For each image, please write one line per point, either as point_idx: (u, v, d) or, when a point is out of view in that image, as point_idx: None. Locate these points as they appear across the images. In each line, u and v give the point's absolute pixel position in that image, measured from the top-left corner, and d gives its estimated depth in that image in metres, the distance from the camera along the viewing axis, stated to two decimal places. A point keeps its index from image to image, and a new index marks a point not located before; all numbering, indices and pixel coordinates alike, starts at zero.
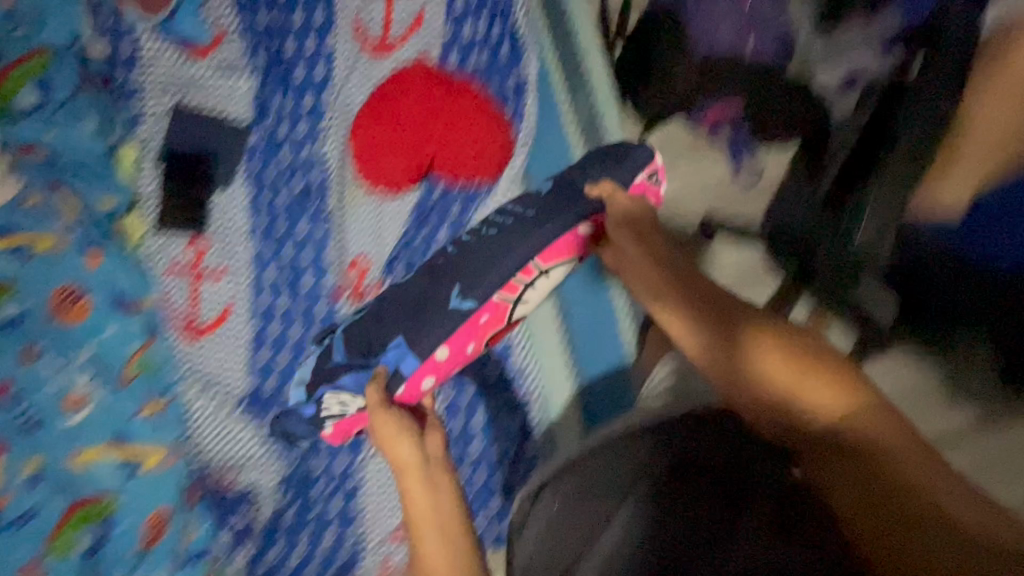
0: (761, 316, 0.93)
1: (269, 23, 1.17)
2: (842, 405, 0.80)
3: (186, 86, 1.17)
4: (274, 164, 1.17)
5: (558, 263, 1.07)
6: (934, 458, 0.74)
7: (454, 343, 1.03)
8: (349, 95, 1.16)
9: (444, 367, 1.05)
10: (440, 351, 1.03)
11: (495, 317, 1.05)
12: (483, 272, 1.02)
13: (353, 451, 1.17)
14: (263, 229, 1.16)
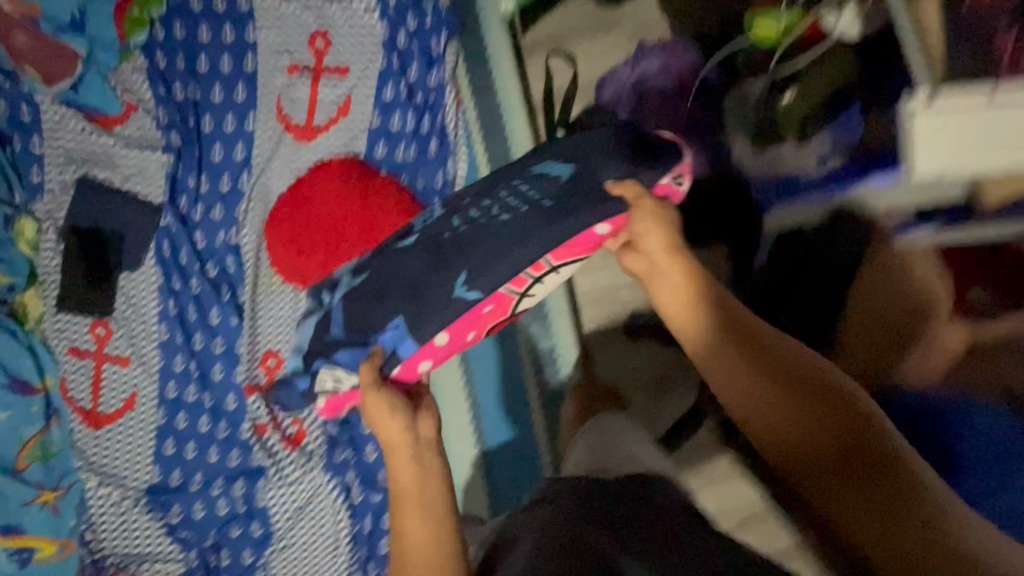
0: (835, 388, 0.70)
1: (186, 99, 1.11)
2: (825, 441, 0.68)
3: (92, 159, 1.11)
4: (186, 248, 1.11)
5: (570, 261, 0.84)
6: (934, 527, 0.60)
7: (455, 327, 0.80)
8: (268, 181, 1.11)
9: (444, 352, 0.82)
10: (440, 336, 0.79)
11: (501, 311, 0.82)
12: (496, 260, 0.78)
13: (255, 547, 1.10)
14: (174, 316, 1.11)
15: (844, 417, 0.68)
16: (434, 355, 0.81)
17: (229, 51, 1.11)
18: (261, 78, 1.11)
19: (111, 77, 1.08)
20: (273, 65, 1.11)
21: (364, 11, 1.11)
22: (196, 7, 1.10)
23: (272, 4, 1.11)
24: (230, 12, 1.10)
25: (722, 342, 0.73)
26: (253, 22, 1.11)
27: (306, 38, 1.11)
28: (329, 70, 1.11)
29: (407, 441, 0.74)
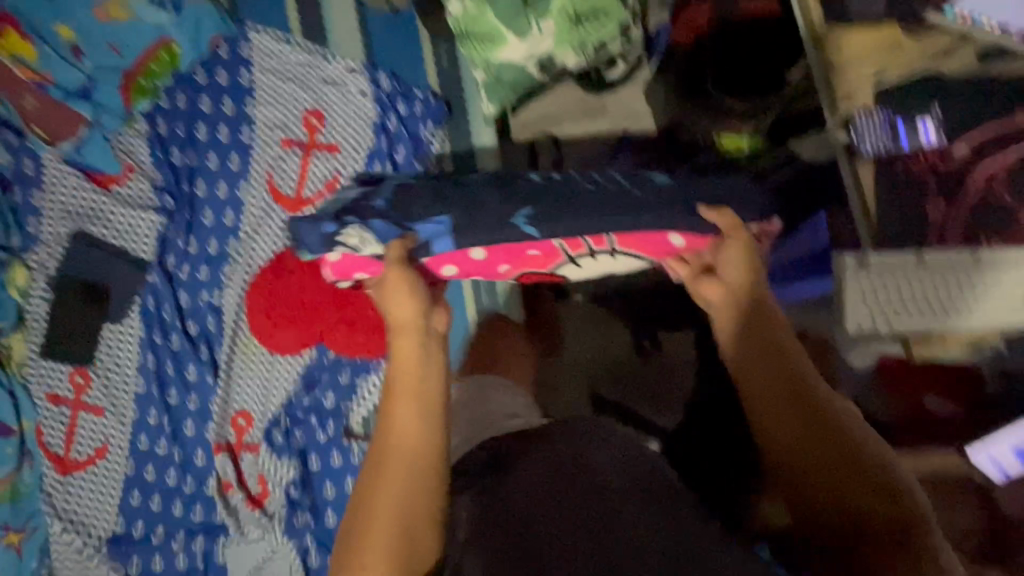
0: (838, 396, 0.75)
1: (182, 164, 1.16)
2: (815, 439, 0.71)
3: (87, 214, 1.15)
4: (170, 305, 1.16)
5: (630, 253, 0.90)
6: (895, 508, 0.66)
7: (496, 250, 0.88)
8: (254, 246, 1.16)
9: (471, 266, 0.92)
10: (476, 251, 0.88)
11: (544, 259, 0.91)
12: (563, 215, 0.84)
13: None
14: (152, 370, 1.15)
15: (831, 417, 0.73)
16: (463, 264, 0.92)
17: (227, 122, 1.17)
18: (255, 150, 1.17)
19: (113, 139, 1.14)
20: (268, 138, 1.17)
21: (358, 93, 1.16)
22: (199, 80, 1.15)
23: (271, 80, 1.16)
24: (230, 86, 1.16)
25: (751, 354, 0.80)
26: (252, 96, 1.17)
27: (301, 114, 1.17)
28: (321, 146, 1.17)
29: (417, 326, 0.88)
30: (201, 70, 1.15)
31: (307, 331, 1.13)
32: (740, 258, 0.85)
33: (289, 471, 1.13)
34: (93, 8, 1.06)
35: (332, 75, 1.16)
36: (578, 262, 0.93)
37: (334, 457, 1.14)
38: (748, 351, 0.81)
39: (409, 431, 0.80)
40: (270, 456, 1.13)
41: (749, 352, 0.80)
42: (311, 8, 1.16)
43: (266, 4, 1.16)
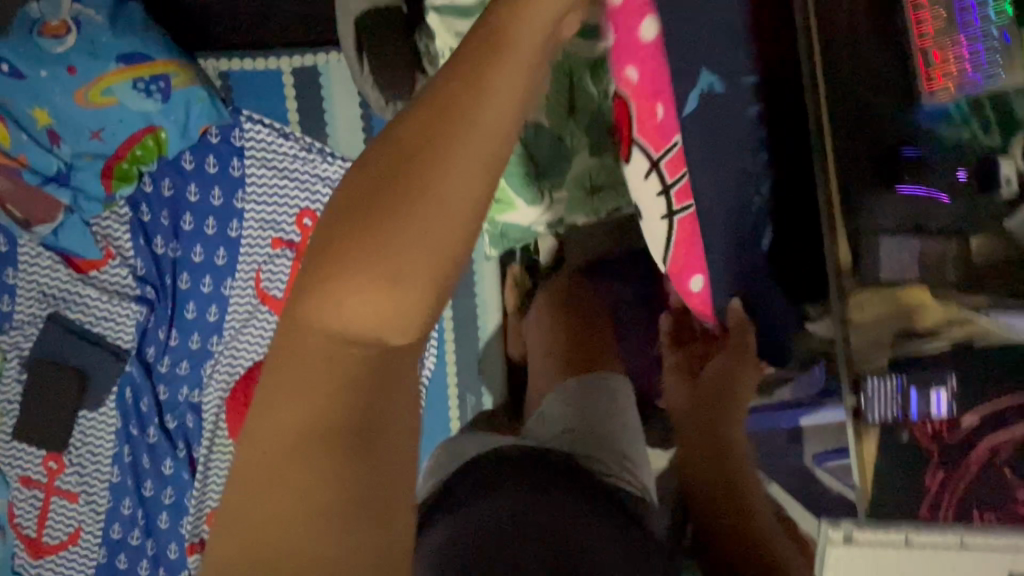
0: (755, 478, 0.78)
1: (166, 255, 1.11)
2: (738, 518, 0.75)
3: (63, 300, 1.11)
4: (147, 399, 1.13)
5: (659, 248, 0.68)
6: None
7: (653, 58, 0.62)
8: (240, 346, 1.12)
9: (632, 43, 0.62)
10: (650, 25, 0.61)
11: (652, 123, 0.63)
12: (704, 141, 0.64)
13: None
14: (128, 461, 1.14)
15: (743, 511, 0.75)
16: (626, 9, 0.61)
17: (215, 215, 1.10)
18: (243, 247, 1.11)
19: (93, 224, 1.09)
20: (257, 237, 1.11)
21: None
22: (187, 169, 1.09)
23: (264, 174, 1.09)
24: (221, 177, 1.09)
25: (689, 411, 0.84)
26: (242, 189, 1.10)
27: (293, 212, 1.10)
28: None
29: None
30: (190, 156, 1.09)
31: None
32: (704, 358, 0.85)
33: None
34: (72, 94, 0.98)
35: (330, 175, 1.09)
36: (647, 174, 0.65)
37: None
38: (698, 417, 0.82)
39: (505, 118, 0.36)
40: None
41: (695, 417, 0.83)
42: (312, 98, 1.08)
43: (262, 89, 1.08)
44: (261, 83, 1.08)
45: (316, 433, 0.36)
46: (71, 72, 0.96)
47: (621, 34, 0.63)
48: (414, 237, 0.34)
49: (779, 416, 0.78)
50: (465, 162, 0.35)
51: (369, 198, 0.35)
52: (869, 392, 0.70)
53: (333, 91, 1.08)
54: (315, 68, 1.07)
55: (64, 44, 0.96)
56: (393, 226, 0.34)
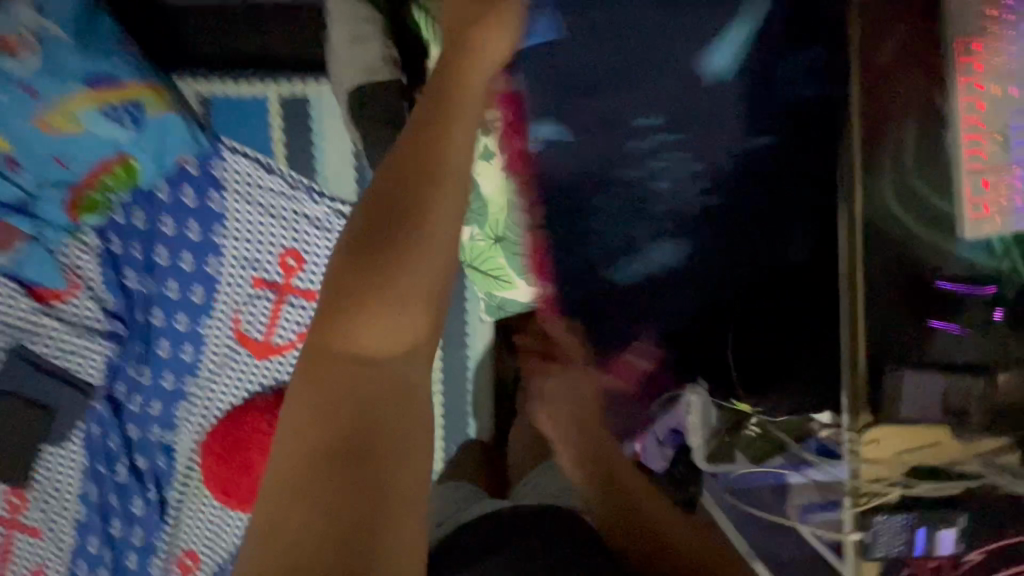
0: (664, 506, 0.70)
1: (137, 290, 1.03)
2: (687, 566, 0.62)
3: (25, 333, 1.03)
4: (116, 438, 1.08)
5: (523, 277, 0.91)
6: None
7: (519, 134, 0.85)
8: (215, 388, 1.07)
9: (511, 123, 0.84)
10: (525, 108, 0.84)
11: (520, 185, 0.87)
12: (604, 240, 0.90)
13: None
14: (95, 499, 1.10)
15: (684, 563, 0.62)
16: (504, 109, 0.84)
17: (191, 250, 1.02)
18: (221, 285, 1.04)
19: (58, 253, 1.00)
20: (237, 275, 1.04)
21: None
22: (162, 199, 1.00)
23: (245, 209, 1.01)
24: (199, 210, 1.01)
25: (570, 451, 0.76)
26: (222, 224, 1.01)
27: (276, 251, 1.03)
28: (297, 291, 1.04)
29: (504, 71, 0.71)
30: (165, 185, 1.00)
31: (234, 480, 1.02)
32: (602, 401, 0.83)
33: None
34: (32, 119, 0.88)
35: (317, 215, 1.02)
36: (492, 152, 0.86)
37: None
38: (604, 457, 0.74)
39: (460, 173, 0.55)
40: None
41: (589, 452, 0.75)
42: (300, 129, 1.00)
43: (247, 117, 1.00)
44: (246, 110, 0.99)
45: (331, 443, 0.45)
46: (30, 94, 0.86)
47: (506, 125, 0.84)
48: (422, 262, 0.51)
49: (750, 479, 0.99)
50: (444, 214, 0.53)
51: (373, 256, 0.50)
52: (876, 527, 0.66)
53: (324, 123, 1.00)
54: (306, 98, 0.99)
55: (19, 61, 0.84)
56: (405, 266, 0.50)
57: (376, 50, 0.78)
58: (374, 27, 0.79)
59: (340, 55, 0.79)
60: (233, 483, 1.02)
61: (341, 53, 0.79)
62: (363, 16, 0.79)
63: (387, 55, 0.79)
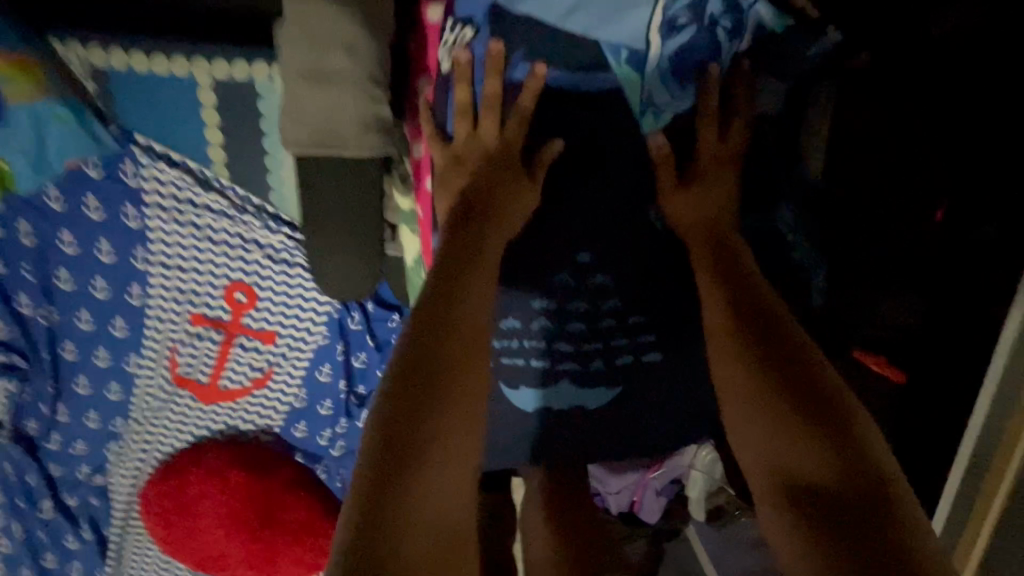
0: (756, 290, 0.58)
1: (36, 320, 0.80)
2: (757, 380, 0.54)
3: None
4: (34, 478, 0.90)
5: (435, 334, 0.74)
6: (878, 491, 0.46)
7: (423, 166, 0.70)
8: (152, 432, 0.89)
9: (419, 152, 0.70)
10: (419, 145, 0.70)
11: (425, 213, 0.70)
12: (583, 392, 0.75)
13: None
14: (19, 535, 0.94)
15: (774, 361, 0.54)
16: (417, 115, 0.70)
17: (104, 275, 0.78)
18: (149, 319, 0.82)
19: None
20: (169, 309, 0.81)
21: (310, 275, 0.80)
22: (53, 209, 0.74)
23: (172, 224, 0.76)
24: (111, 227, 0.76)
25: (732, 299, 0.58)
26: (143, 246, 0.77)
27: (221, 283, 0.80)
28: (248, 331, 0.84)
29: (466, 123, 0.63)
30: (56, 192, 0.73)
31: (190, 548, 0.87)
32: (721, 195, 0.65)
33: None
34: None
35: (271, 244, 0.79)
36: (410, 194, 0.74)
37: None
38: (764, 347, 0.55)
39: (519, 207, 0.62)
40: None
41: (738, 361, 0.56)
42: (242, 124, 0.72)
43: (165, 104, 0.71)
44: (158, 94, 0.70)
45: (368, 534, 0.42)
46: None
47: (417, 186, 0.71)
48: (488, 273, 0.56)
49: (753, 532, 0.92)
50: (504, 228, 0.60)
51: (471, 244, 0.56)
52: None
53: (277, 124, 0.72)
54: (251, 85, 0.70)
55: None
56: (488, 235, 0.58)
57: (351, 104, 0.57)
58: (354, 67, 0.57)
59: (295, 96, 0.57)
60: (177, 547, 0.88)
61: (299, 98, 0.57)
62: (346, 48, 0.56)
63: (367, 115, 0.58)
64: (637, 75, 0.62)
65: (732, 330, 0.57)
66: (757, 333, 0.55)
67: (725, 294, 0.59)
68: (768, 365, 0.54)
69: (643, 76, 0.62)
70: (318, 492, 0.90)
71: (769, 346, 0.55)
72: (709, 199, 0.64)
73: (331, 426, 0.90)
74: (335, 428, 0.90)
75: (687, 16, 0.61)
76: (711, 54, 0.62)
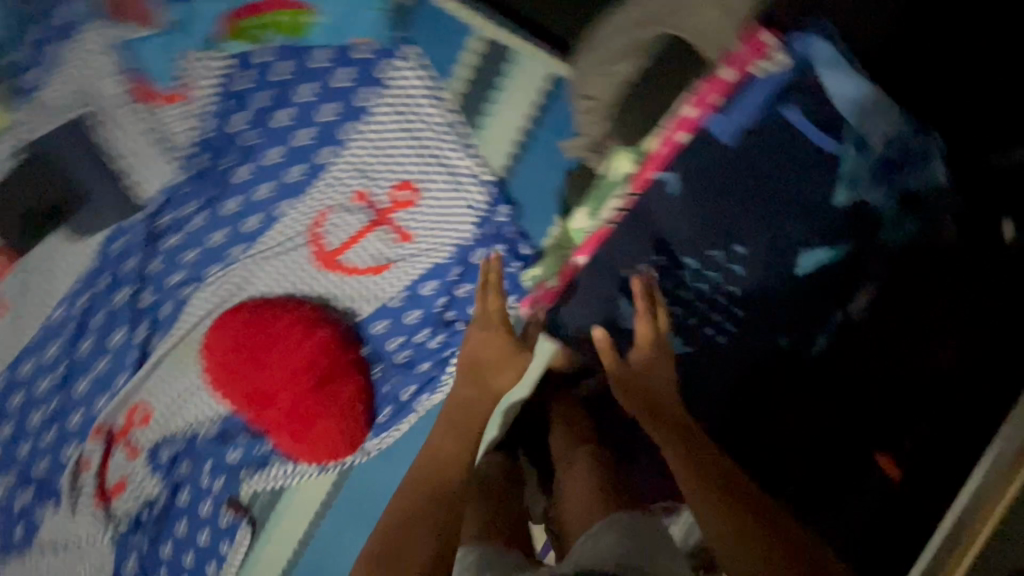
0: (660, 365, 0.83)
1: (238, 137, 0.94)
2: (659, 433, 0.77)
3: (104, 112, 0.93)
4: (135, 262, 0.98)
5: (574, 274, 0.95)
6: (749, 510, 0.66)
7: (683, 125, 0.84)
8: (256, 271, 0.99)
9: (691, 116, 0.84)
10: (688, 109, 0.84)
11: (657, 159, 0.86)
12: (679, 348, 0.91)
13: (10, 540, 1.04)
14: (84, 306, 1.00)
15: (663, 423, 0.77)
16: (711, 83, 0.83)
17: (314, 127, 0.94)
18: (323, 178, 0.95)
19: (180, 57, 0.90)
20: (344, 178, 0.95)
21: (468, 204, 0.95)
22: (314, 64, 0.91)
23: (391, 117, 0.93)
24: (344, 95, 0.92)
25: (663, 420, 0.78)
26: (358, 121, 0.93)
27: (396, 178, 0.95)
28: (392, 225, 0.97)
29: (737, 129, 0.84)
30: (324, 53, 0.91)
31: (245, 381, 0.97)
32: (669, 348, 0.84)
33: (155, 490, 1.05)
34: None
35: (452, 165, 0.94)
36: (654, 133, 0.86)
37: (206, 507, 1.06)
38: (655, 410, 0.79)
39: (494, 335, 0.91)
40: (145, 468, 1.04)
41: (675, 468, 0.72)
42: (487, 72, 0.93)
43: (443, 33, 0.92)
44: (443, 27, 0.92)
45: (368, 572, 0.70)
46: None
47: (669, 131, 0.85)
48: (465, 410, 0.88)
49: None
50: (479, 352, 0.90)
51: (455, 396, 0.89)
52: None
53: (512, 85, 0.93)
54: (511, 50, 0.92)
55: None
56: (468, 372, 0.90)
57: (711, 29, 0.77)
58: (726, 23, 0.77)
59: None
60: (233, 376, 0.98)
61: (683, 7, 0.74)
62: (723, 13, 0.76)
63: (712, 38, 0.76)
64: (857, 153, 0.83)
65: (646, 409, 0.80)
66: (647, 404, 0.80)
67: (627, 375, 0.83)
68: (659, 420, 0.78)
69: (859, 158, 0.83)
70: (368, 390, 0.99)
71: (655, 411, 0.79)
72: (658, 377, 0.82)
73: (411, 334, 1.00)
74: (412, 337, 1.01)
75: (897, 142, 0.81)
76: (911, 164, 0.82)
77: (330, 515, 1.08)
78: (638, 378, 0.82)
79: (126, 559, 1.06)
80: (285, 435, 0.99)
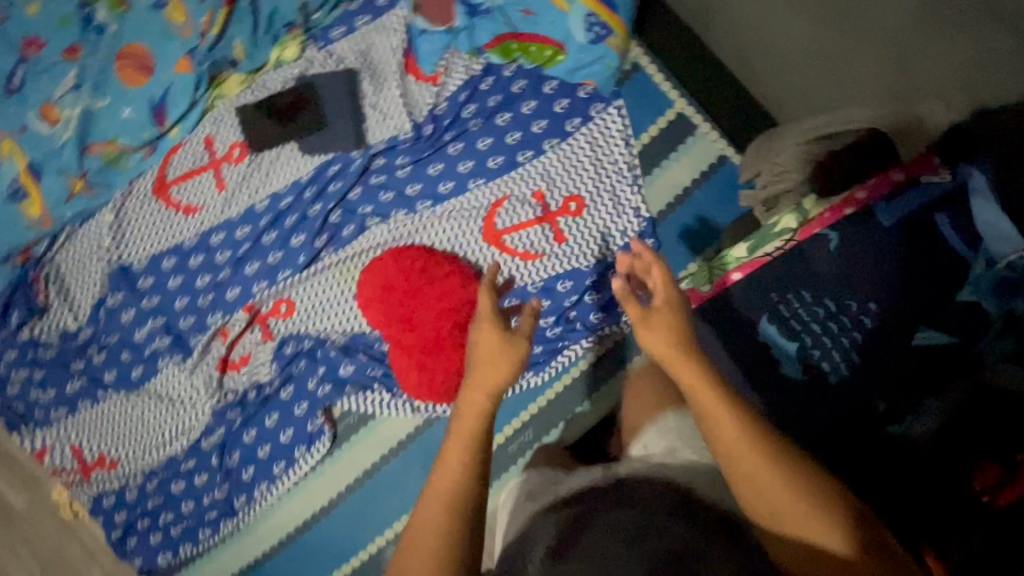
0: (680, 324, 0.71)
1: (464, 121, 1.17)
2: (708, 419, 0.66)
3: (373, 72, 1.18)
4: (339, 185, 1.17)
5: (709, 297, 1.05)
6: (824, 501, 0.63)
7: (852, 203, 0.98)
8: (432, 224, 1.17)
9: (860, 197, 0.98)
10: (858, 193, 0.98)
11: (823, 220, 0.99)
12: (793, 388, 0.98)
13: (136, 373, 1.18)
14: (283, 205, 1.18)
15: (707, 407, 0.66)
16: (882, 178, 0.98)
17: (523, 133, 1.16)
18: (515, 172, 1.16)
19: (449, 52, 1.17)
20: (530, 178, 1.16)
21: (621, 228, 1.14)
22: (545, 89, 1.16)
23: (586, 145, 1.15)
24: (556, 118, 1.16)
25: (701, 391, 0.67)
26: (559, 139, 1.16)
27: (571, 191, 1.15)
28: (553, 225, 1.15)
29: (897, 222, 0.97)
30: (555, 84, 1.16)
31: (388, 308, 1.10)
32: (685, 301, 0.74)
33: (267, 376, 1.17)
34: None
35: (620, 195, 1.15)
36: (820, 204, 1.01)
37: (302, 407, 1.16)
38: (700, 382, 0.68)
39: (490, 334, 0.77)
40: (268, 353, 1.17)
41: (766, 490, 0.63)
42: (669, 139, 1.18)
43: (648, 102, 1.19)
44: (649, 97, 1.19)
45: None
46: None
47: (836, 203, 0.99)
48: (466, 422, 0.73)
49: None
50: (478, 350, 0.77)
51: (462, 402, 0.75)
52: None
53: (686, 153, 1.17)
54: (695, 129, 1.17)
55: None
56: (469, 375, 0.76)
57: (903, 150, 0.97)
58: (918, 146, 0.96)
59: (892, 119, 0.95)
60: (376, 300, 1.11)
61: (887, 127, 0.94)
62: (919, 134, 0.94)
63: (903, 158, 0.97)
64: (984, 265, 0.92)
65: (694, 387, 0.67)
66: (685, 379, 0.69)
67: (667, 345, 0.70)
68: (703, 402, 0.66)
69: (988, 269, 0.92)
70: None
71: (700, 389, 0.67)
72: (682, 328, 0.71)
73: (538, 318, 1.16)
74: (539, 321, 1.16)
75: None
76: None
77: (407, 452, 1.18)
78: (676, 352, 0.69)
79: (217, 427, 1.17)
80: (405, 365, 1.11)
